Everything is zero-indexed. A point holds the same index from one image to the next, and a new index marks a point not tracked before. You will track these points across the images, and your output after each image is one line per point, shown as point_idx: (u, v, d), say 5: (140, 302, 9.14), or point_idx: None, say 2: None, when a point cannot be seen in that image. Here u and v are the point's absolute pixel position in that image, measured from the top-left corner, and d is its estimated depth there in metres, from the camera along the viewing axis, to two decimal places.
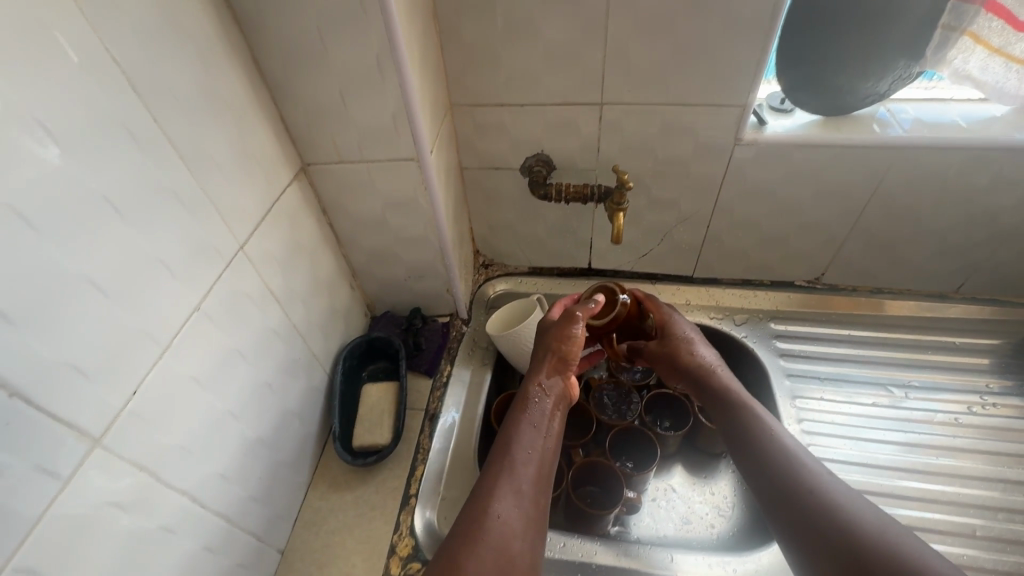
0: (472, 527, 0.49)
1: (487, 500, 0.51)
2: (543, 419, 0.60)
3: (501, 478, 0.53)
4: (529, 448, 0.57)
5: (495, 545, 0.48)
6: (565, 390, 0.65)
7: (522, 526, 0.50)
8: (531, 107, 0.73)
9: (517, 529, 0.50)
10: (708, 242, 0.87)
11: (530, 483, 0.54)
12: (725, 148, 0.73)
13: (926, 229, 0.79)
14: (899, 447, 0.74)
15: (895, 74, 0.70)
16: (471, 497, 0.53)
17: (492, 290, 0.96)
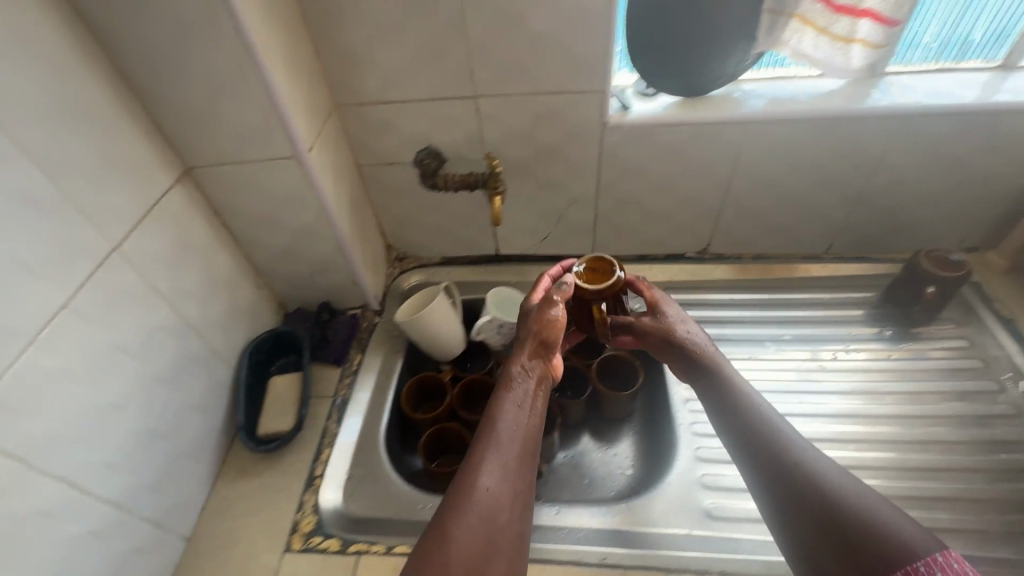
0: (459, 502, 0.51)
1: (468, 485, 0.52)
2: (523, 399, 0.60)
3: (483, 462, 0.53)
4: (510, 429, 0.56)
5: (481, 518, 0.50)
6: (546, 371, 0.64)
7: (507, 503, 0.52)
8: (411, 103, 0.78)
9: (503, 503, 0.51)
10: (599, 222, 0.93)
11: (513, 462, 0.54)
12: (595, 131, 0.79)
13: (788, 195, 0.86)
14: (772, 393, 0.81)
15: (737, 57, 0.76)
16: (455, 479, 0.53)
17: (407, 282, 1.00)
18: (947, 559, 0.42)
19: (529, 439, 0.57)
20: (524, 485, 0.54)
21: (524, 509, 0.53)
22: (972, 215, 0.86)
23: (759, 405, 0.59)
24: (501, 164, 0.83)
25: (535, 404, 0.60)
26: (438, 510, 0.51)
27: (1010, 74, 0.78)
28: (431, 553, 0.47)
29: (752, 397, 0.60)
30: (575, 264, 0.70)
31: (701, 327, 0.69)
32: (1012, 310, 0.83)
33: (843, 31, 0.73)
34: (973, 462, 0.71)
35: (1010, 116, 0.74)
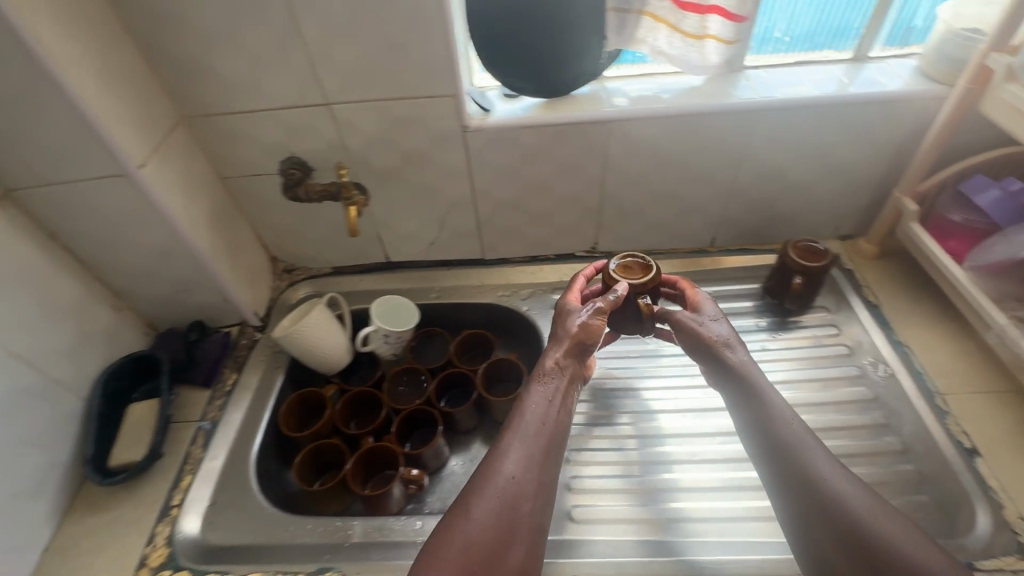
0: (475, 496, 0.57)
1: (483, 493, 0.57)
2: (548, 399, 0.64)
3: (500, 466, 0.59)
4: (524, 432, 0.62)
5: (506, 514, 0.56)
6: (579, 368, 0.69)
7: (527, 496, 0.57)
8: (264, 113, 0.75)
9: (525, 498, 0.57)
10: (483, 225, 0.92)
11: (530, 466, 0.59)
12: (457, 136, 0.78)
13: (664, 191, 0.87)
14: (652, 394, 0.82)
15: (595, 60, 0.76)
16: (472, 484, 0.58)
17: (296, 295, 0.97)
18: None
19: (548, 436, 0.62)
20: (538, 485, 0.58)
21: (541, 506, 0.58)
22: (841, 202, 0.88)
23: (789, 417, 0.60)
24: (348, 173, 0.80)
25: (557, 405, 0.64)
26: (449, 514, 0.56)
27: (864, 64, 0.79)
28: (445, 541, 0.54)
29: (784, 409, 0.60)
30: (608, 265, 0.74)
31: (723, 322, 0.69)
32: (879, 295, 0.85)
33: (694, 28, 0.74)
34: (839, 448, 0.71)
35: (859, 107, 0.75)
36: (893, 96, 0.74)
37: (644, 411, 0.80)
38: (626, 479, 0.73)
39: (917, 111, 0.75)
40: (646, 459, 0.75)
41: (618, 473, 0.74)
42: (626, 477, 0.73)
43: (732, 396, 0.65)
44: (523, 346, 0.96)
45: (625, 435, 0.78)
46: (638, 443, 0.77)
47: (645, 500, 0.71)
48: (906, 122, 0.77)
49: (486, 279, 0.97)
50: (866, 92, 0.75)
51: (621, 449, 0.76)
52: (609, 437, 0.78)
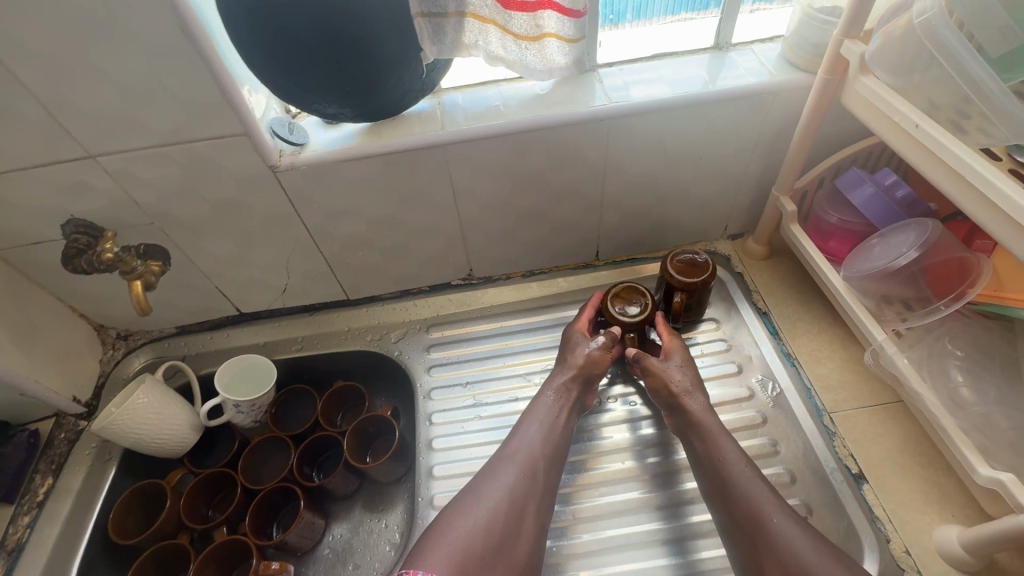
0: (472, 500, 0.60)
1: (488, 498, 0.60)
2: (554, 414, 0.68)
3: (500, 476, 0.62)
4: (527, 443, 0.65)
5: (502, 519, 0.58)
6: (581, 395, 0.70)
7: (533, 499, 0.61)
8: (12, 173, 0.61)
9: (524, 508, 0.60)
10: (336, 267, 0.81)
11: (525, 487, 0.61)
12: (267, 178, 0.65)
13: (529, 211, 0.77)
14: (613, 430, 0.73)
15: (419, 71, 0.65)
16: (476, 483, 0.62)
17: (133, 366, 0.84)
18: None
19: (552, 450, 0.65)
20: (532, 498, 0.61)
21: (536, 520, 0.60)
22: (723, 203, 0.81)
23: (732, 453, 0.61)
24: (111, 233, 0.67)
25: (561, 420, 0.68)
26: (450, 508, 0.60)
27: (725, 53, 0.72)
28: (438, 534, 0.57)
29: (727, 448, 0.61)
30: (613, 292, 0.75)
31: (693, 374, 0.68)
32: (769, 301, 0.79)
33: (526, 29, 0.63)
34: None
35: (722, 104, 0.67)
36: (756, 90, 0.66)
37: (655, 445, 0.72)
38: (638, 532, 0.66)
39: (784, 103, 0.68)
40: (668, 502, 0.67)
41: (629, 525, 0.66)
42: (638, 530, 0.66)
43: (683, 437, 0.66)
44: (402, 392, 0.87)
45: (640, 476, 0.70)
46: (650, 488, 0.69)
47: (666, 555, 0.64)
48: (774, 116, 0.70)
49: (352, 322, 0.87)
50: (728, 87, 0.67)
51: (639, 490, 0.68)
52: (629, 477, 0.70)
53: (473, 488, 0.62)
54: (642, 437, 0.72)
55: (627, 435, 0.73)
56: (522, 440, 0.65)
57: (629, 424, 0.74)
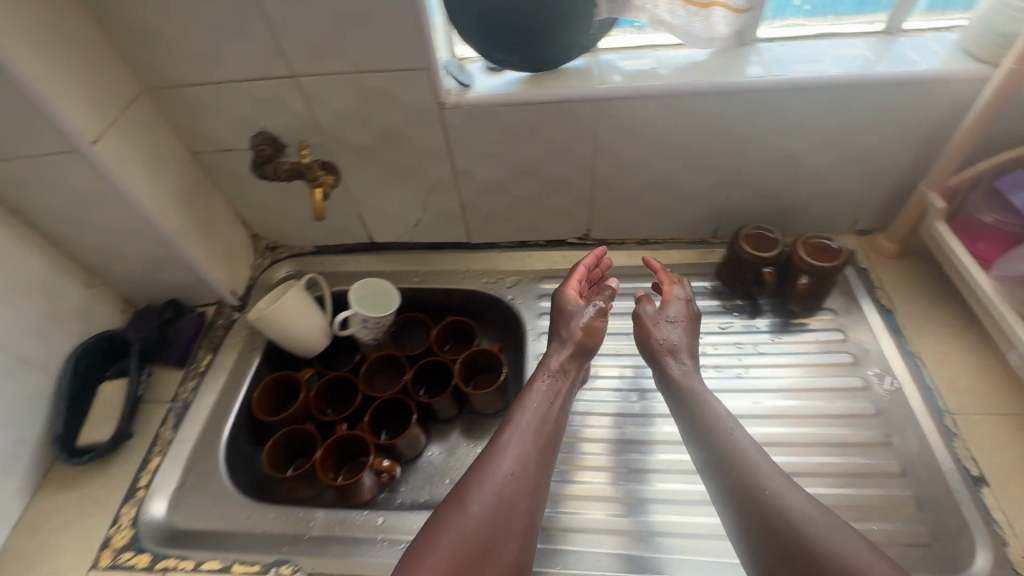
0: (467, 489, 0.60)
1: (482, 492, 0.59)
2: (549, 399, 0.68)
3: (488, 472, 0.61)
4: (509, 439, 0.64)
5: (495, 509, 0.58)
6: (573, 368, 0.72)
7: (521, 493, 0.60)
8: (228, 85, 0.70)
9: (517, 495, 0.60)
10: (468, 209, 0.87)
11: (519, 470, 0.62)
12: (433, 113, 0.72)
13: (661, 178, 0.80)
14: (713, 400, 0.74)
15: (585, 28, 0.68)
16: (464, 485, 0.60)
17: (277, 273, 0.95)
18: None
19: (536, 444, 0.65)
20: (525, 495, 0.61)
21: (531, 512, 0.60)
22: (860, 195, 0.80)
23: (729, 429, 0.61)
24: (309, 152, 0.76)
25: (556, 405, 0.69)
26: (443, 508, 0.59)
27: (894, 39, 0.70)
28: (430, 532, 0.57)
29: (727, 420, 0.62)
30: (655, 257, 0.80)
31: (681, 327, 0.73)
32: (894, 298, 0.78)
33: None
34: (830, 466, 0.66)
35: (886, 89, 0.66)
36: (926, 77, 0.65)
37: (637, 416, 0.76)
38: (609, 488, 0.70)
39: (954, 94, 0.66)
40: (630, 467, 0.72)
41: (603, 482, 0.71)
42: (608, 485, 0.70)
43: (681, 413, 0.66)
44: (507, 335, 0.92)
45: (613, 440, 0.74)
46: (619, 451, 0.73)
47: (624, 512, 0.68)
48: (937, 107, 0.68)
49: (472, 264, 0.93)
50: (895, 71, 0.66)
51: (611, 452, 0.73)
52: (607, 439, 0.75)
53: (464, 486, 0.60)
54: (735, 407, 0.72)
55: (612, 405, 0.78)
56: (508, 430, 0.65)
57: (612, 395, 0.79)
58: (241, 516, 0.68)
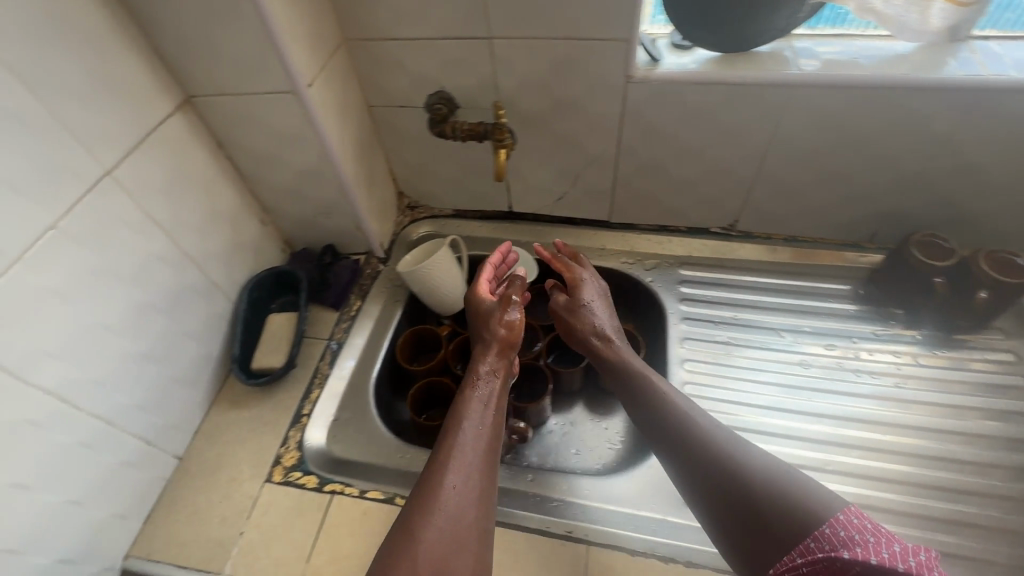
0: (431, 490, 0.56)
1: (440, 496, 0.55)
2: (486, 401, 0.66)
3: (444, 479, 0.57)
4: (463, 445, 0.60)
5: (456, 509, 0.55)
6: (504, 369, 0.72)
7: (480, 493, 0.57)
8: (424, 42, 0.73)
9: (473, 495, 0.57)
10: (619, 187, 0.87)
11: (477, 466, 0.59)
12: (619, 86, 0.72)
13: (832, 174, 0.77)
14: (871, 405, 0.74)
15: (790, 13, 0.66)
16: (417, 501, 0.55)
17: (416, 232, 0.98)
18: (846, 518, 0.46)
19: (486, 448, 0.62)
20: (486, 493, 0.58)
21: (484, 515, 0.56)
22: None
23: (688, 420, 0.60)
24: (507, 114, 0.78)
25: (493, 407, 0.66)
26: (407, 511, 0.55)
27: None
28: (404, 535, 0.53)
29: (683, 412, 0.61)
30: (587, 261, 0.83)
31: (608, 308, 0.78)
32: None
33: None
34: (983, 486, 0.66)
35: None
36: None
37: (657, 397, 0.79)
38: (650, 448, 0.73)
39: None
40: None
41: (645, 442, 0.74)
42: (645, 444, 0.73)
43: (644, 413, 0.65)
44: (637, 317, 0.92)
45: None
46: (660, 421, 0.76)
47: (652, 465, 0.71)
48: None
49: (609, 243, 0.93)
50: None
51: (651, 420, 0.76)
52: None
53: (421, 500, 0.55)
54: (894, 415, 0.72)
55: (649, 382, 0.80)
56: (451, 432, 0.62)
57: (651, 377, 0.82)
58: (396, 455, 0.70)
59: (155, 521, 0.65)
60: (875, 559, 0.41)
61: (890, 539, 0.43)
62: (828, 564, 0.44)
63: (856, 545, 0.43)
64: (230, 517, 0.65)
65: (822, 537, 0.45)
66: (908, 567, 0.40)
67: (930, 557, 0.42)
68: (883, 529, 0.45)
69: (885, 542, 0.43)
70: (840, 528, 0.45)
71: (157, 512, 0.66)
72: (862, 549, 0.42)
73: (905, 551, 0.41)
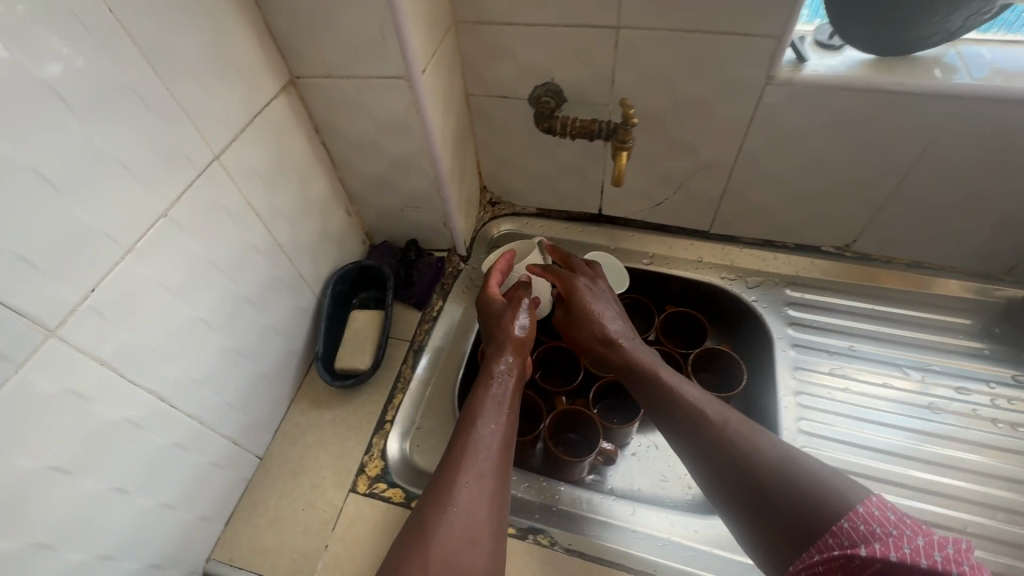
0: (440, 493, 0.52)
1: (452, 494, 0.52)
2: (497, 400, 0.62)
3: (456, 478, 0.53)
4: (477, 445, 0.56)
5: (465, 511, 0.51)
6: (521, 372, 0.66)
7: (491, 495, 0.53)
8: (542, 28, 0.66)
9: (485, 498, 0.52)
10: (729, 196, 0.80)
11: (491, 466, 0.55)
12: (755, 87, 0.65)
13: (984, 199, 0.69)
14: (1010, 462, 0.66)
15: (969, 11, 0.56)
16: (427, 502, 0.52)
17: (497, 230, 0.93)
18: (867, 510, 0.41)
19: (500, 449, 0.57)
20: (499, 494, 0.54)
21: (496, 519, 0.52)
22: None
23: (710, 415, 0.55)
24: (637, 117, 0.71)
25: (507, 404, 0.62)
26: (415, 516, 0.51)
27: None
28: (412, 543, 0.49)
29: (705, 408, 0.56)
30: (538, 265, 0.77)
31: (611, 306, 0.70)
32: None
33: None
34: None
35: None
36: None
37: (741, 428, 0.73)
38: None
39: None
40: None
41: None
42: None
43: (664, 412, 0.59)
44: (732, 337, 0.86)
45: None
46: None
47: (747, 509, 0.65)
48: None
49: (707, 255, 0.86)
50: None
51: None
52: None
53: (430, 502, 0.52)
54: None
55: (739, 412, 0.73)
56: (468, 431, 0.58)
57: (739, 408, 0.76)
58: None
59: (237, 523, 0.62)
60: (897, 556, 0.36)
61: (916, 530, 0.38)
62: (844, 563, 0.39)
63: (876, 540, 0.38)
64: (314, 526, 0.62)
65: (841, 532, 0.41)
66: (935, 564, 0.35)
67: (968, 549, 0.36)
68: (911, 519, 0.39)
69: (909, 535, 0.37)
70: (859, 522, 0.40)
71: (239, 514, 0.63)
72: (882, 545, 0.37)
73: (932, 545, 0.36)
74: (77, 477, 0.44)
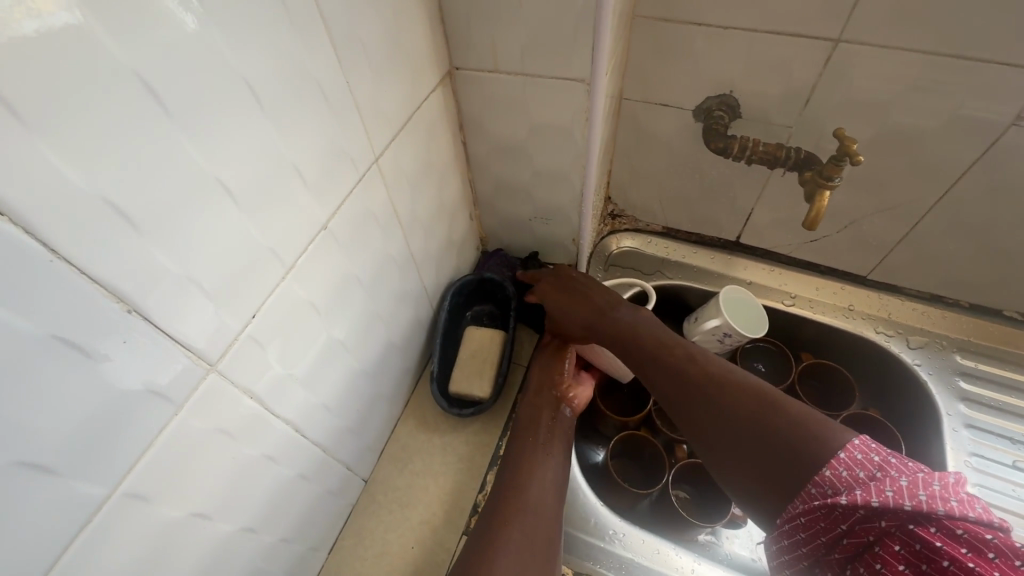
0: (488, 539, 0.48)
1: (504, 530, 0.48)
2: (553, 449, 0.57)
3: (508, 521, 0.49)
4: (534, 497, 0.52)
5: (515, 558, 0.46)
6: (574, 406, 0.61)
7: (537, 543, 0.48)
8: (739, 32, 0.56)
9: (534, 548, 0.47)
10: (906, 243, 0.69)
11: (542, 516, 0.51)
12: (997, 125, 0.54)
13: None
14: None
15: None
16: (474, 543, 0.48)
17: (616, 245, 0.85)
18: (849, 455, 0.39)
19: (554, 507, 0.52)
20: (546, 540, 0.49)
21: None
22: None
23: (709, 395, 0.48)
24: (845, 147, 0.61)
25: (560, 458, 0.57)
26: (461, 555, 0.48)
27: None
28: None
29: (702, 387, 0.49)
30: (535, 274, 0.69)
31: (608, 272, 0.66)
32: None
33: None
34: None
35: None
36: None
37: None
38: None
39: None
40: None
41: None
42: None
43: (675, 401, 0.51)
44: (878, 400, 0.75)
45: None
46: None
47: None
48: None
49: (860, 304, 0.76)
50: None
51: None
52: None
53: (483, 533, 0.49)
54: None
55: None
56: (516, 465, 0.55)
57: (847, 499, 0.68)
58: (610, 531, 0.63)
59: (340, 552, 0.57)
60: (878, 500, 0.36)
61: (895, 468, 0.37)
62: (828, 511, 0.38)
63: (859, 486, 0.37)
64: (424, 570, 0.56)
65: (823, 481, 0.39)
66: (919, 505, 0.34)
67: (955, 482, 0.36)
68: (890, 459, 0.38)
69: (891, 476, 0.37)
70: (841, 468, 0.39)
71: (342, 543, 0.58)
72: (866, 492, 0.36)
73: (915, 484, 0.36)
74: (213, 524, 0.38)
